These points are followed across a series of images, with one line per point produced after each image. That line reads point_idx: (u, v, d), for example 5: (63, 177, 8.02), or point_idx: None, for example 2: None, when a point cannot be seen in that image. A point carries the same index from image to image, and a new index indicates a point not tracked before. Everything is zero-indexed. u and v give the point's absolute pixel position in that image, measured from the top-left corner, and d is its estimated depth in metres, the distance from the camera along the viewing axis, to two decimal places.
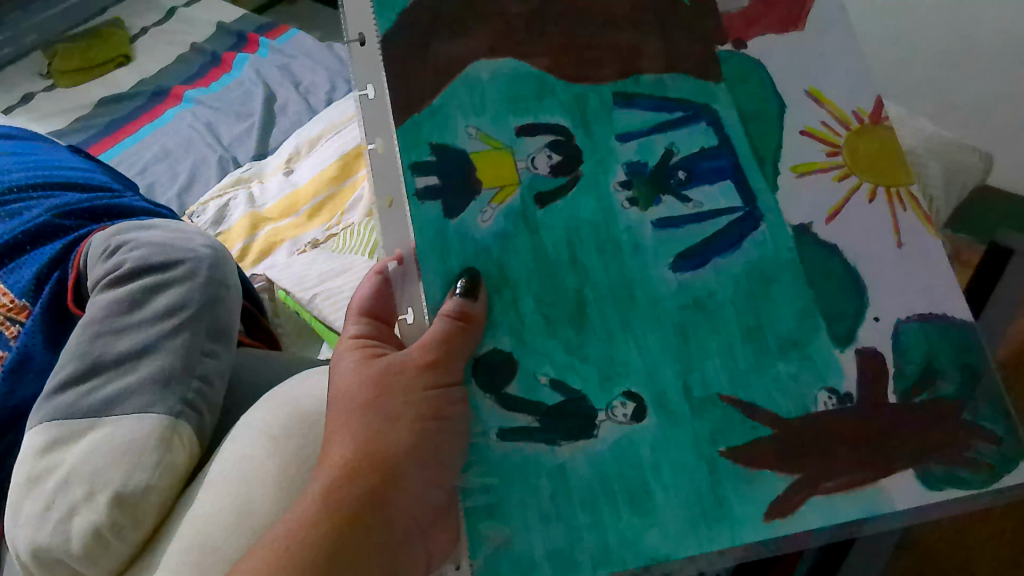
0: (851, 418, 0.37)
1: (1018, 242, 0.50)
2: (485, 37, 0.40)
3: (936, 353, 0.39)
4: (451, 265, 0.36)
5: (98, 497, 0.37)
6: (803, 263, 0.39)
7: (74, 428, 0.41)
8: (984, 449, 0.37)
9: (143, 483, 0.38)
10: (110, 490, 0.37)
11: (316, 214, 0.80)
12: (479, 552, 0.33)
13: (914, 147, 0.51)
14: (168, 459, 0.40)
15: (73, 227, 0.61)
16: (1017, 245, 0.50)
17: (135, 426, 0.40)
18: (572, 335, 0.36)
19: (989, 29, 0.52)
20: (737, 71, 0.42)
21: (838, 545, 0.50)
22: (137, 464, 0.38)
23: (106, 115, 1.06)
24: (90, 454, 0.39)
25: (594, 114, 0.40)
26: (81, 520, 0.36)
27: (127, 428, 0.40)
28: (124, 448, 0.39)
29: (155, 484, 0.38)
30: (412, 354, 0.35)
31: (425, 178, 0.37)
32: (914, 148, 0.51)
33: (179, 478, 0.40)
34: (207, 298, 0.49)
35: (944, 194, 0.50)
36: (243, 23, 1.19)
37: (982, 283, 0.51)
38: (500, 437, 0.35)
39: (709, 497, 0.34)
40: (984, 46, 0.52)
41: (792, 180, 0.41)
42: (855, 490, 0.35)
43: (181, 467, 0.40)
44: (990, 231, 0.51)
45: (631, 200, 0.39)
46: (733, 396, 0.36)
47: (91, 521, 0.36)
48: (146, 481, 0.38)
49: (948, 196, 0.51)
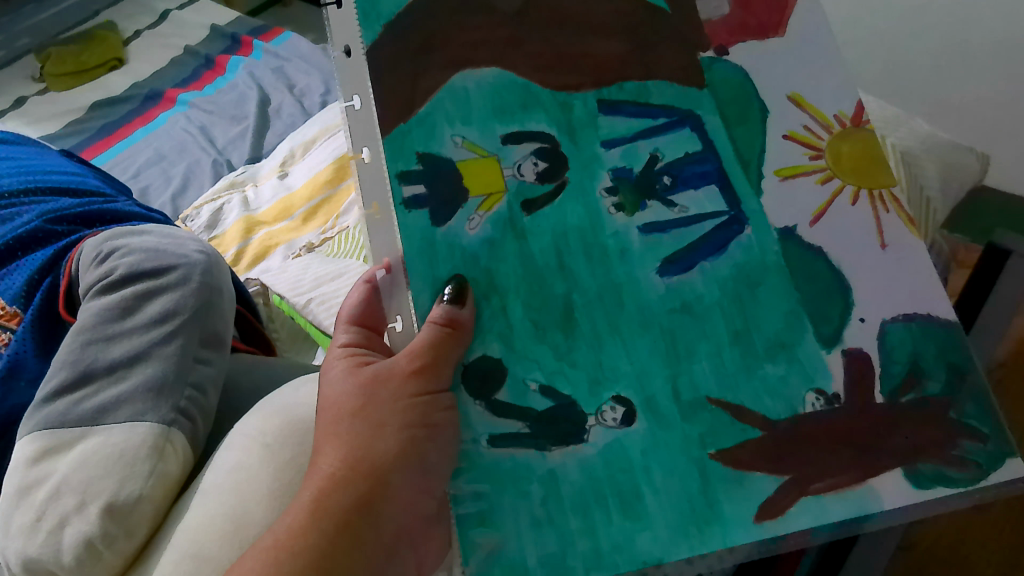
0: (839, 418, 0.37)
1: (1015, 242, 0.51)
2: (470, 45, 0.40)
3: (920, 352, 0.39)
4: (439, 272, 0.36)
5: (89, 508, 0.37)
6: (788, 264, 0.39)
7: (65, 437, 0.41)
8: (971, 448, 0.38)
9: (135, 493, 0.38)
10: (102, 500, 0.37)
11: (311, 218, 0.80)
12: (472, 559, 0.33)
13: (911, 149, 0.52)
14: (160, 468, 0.40)
15: (64, 233, 0.61)
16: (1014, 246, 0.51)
17: (127, 435, 0.41)
18: (561, 341, 0.36)
19: (975, 30, 0.53)
20: (721, 77, 0.42)
21: (840, 544, 0.50)
22: (128, 475, 0.38)
23: (99, 119, 1.06)
24: (82, 464, 0.39)
25: (579, 120, 0.40)
26: (71, 531, 0.36)
27: (119, 436, 0.41)
28: (116, 458, 0.39)
29: (147, 494, 0.38)
30: (400, 362, 0.35)
31: (412, 187, 0.37)
32: (911, 149, 0.52)
33: (171, 487, 0.40)
34: (200, 304, 0.49)
35: (941, 194, 0.52)
36: (236, 26, 1.19)
37: (981, 282, 0.51)
38: (490, 443, 0.35)
39: (700, 500, 0.35)
40: (971, 49, 0.53)
41: (776, 184, 0.41)
42: (845, 490, 0.35)
43: (173, 477, 0.40)
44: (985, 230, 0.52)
45: (617, 206, 0.39)
46: (721, 398, 0.37)
47: (82, 532, 0.36)
48: (138, 491, 0.38)
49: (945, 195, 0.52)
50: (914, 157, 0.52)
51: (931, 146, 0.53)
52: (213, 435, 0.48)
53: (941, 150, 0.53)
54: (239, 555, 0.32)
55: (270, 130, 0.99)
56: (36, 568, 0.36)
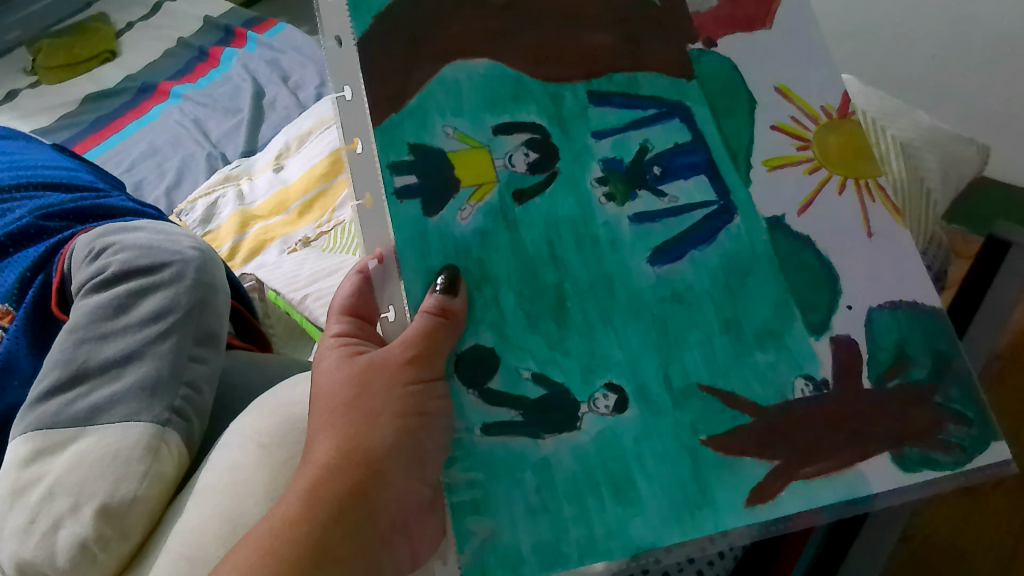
0: (827, 404, 0.38)
1: (1015, 235, 0.55)
2: (460, 36, 0.40)
3: (906, 339, 0.40)
4: (431, 262, 0.37)
5: (84, 509, 0.37)
6: (776, 253, 0.40)
7: (58, 438, 0.41)
8: (956, 432, 0.38)
9: (130, 494, 0.38)
10: (97, 502, 0.37)
11: (307, 212, 0.80)
12: (467, 547, 0.34)
13: (912, 140, 0.53)
14: (155, 470, 0.40)
15: (56, 228, 0.61)
16: (1014, 238, 0.55)
17: (121, 436, 0.41)
18: (553, 330, 0.37)
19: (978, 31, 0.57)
20: (710, 70, 0.43)
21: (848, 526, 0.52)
22: (123, 476, 0.39)
23: (93, 112, 1.06)
24: (76, 465, 0.39)
25: (570, 112, 0.40)
26: (66, 533, 0.36)
27: (112, 437, 0.41)
28: (110, 459, 0.39)
29: (142, 495, 0.38)
30: (393, 350, 0.35)
31: (403, 177, 0.37)
32: (912, 141, 0.53)
33: (166, 488, 0.40)
34: (194, 301, 0.50)
35: (941, 183, 0.53)
36: (230, 18, 1.18)
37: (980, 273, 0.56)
38: (483, 431, 0.35)
39: (691, 485, 0.35)
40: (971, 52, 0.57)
41: (765, 174, 0.42)
42: (835, 475, 0.36)
43: (169, 477, 0.41)
44: (988, 225, 0.59)
45: (608, 196, 0.39)
46: (712, 384, 0.37)
47: (76, 535, 0.36)
48: (133, 493, 0.38)
49: (943, 187, 0.54)
50: (915, 149, 0.53)
51: (929, 137, 0.54)
52: (208, 434, 0.49)
53: (938, 141, 0.55)
54: (232, 547, 0.32)
55: (264, 123, 0.99)
56: (30, 571, 0.36)
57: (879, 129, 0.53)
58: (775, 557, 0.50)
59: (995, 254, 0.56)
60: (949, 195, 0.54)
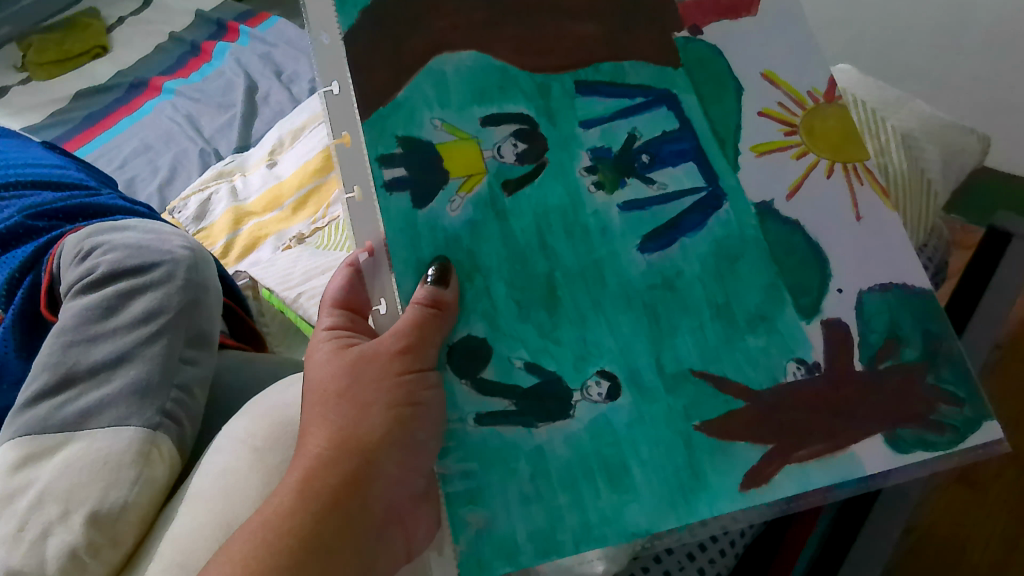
0: (817, 387, 0.38)
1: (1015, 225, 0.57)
2: (447, 29, 0.40)
3: (898, 321, 0.40)
4: (422, 253, 0.37)
5: (73, 517, 0.36)
6: (766, 239, 0.40)
7: (47, 443, 0.41)
8: (949, 412, 0.39)
9: (121, 501, 0.38)
10: (87, 508, 0.37)
11: (301, 208, 0.80)
12: (462, 536, 0.34)
13: (910, 130, 0.53)
14: (146, 474, 0.40)
15: (45, 228, 0.60)
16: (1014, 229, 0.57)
17: (112, 441, 0.41)
18: (545, 319, 0.37)
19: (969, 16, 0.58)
20: (697, 57, 0.43)
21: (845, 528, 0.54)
22: (114, 482, 0.38)
23: (84, 108, 1.05)
24: (65, 471, 0.39)
25: (557, 102, 0.40)
26: (56, 541, 0.36)
27: (103, 441, 0.41)
28: (100, 464, 0.39)
29: (133, 501, 0.38)
30: (385, 342, 0.35)
31: (392, 170, 0.37)
32: (911, 131, 0.53)
33: (159, 493, 0.40)
34: (185, 301, 0.50)
35: (942, 175, 0.54)
36: (221, 11, 1.17)
37: (981, 267, 0.57)
38: (477, 421, 0.36)
39: (686, 470, 0.36)
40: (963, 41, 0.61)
41: (753, 160, 0.42)
42: (827, 457, 0.36)
43: (160, 482, 0.41)
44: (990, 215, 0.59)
45: (597, 184, 0.40)
46: (703, 370, 0.37)
47: (66, 542, 0.35)
48: (124, 498, 0.38)
49: (945, 179, 0.54)
50: (915, 139, 0.54)
51: (929, 127, 0.55)
52: (201, 437, 0.50)
53: (936, 131, 0.55)
54: (224, 544, 0.33)
55: (257, 118, 0.98)
56: None
57: (880, 120, 0.53)
58: (774, 555, 0.52)
59: (996, 248, 0.57)
60: (950, 184, 0.55)
